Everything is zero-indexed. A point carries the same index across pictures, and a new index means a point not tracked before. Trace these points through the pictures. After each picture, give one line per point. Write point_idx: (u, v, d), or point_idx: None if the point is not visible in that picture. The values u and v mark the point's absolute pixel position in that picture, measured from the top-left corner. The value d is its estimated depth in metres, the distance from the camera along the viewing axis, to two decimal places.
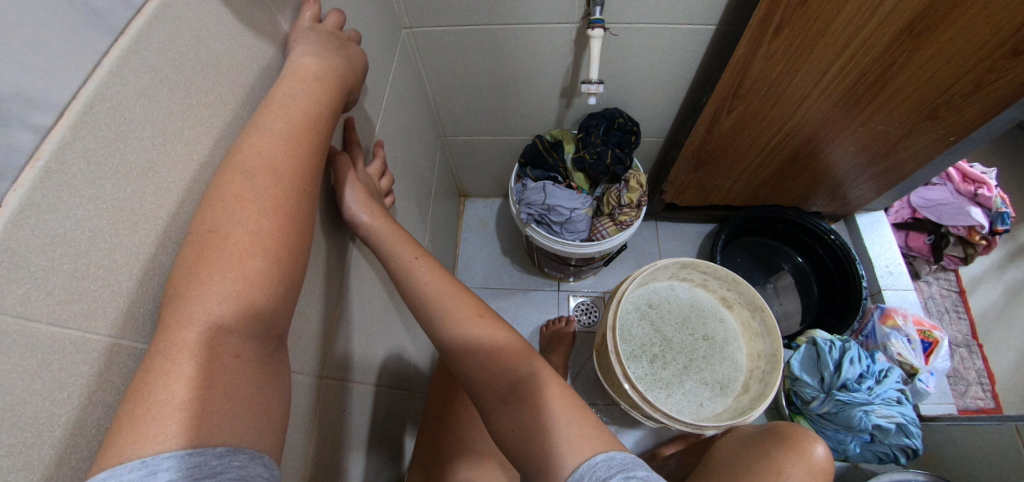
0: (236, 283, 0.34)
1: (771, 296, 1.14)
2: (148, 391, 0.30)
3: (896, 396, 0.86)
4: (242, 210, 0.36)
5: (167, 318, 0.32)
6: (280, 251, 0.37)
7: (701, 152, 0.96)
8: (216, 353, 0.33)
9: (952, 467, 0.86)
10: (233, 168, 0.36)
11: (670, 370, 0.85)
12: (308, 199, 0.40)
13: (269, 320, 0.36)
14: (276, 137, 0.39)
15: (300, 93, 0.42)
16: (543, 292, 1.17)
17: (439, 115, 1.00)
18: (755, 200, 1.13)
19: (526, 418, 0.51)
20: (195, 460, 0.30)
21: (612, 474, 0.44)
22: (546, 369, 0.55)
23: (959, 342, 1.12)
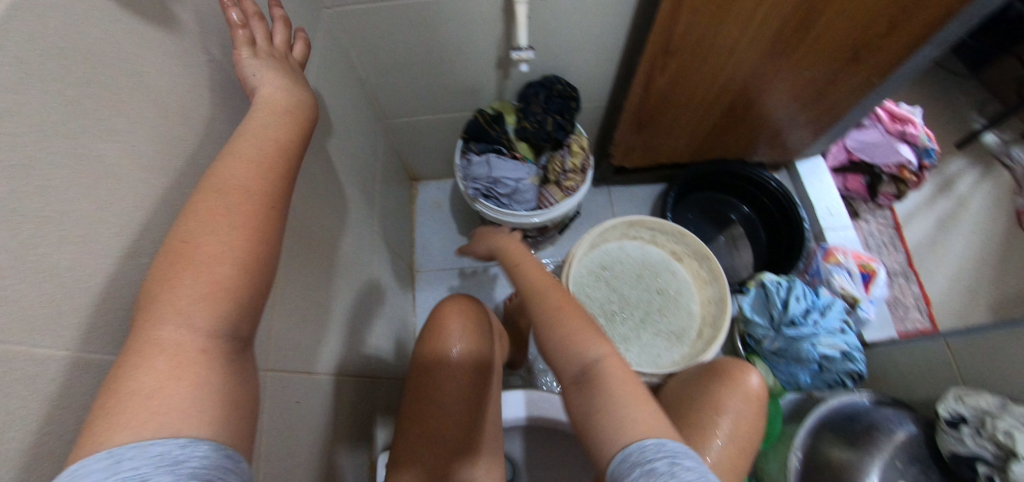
0: (206, 288, 0.32)
1: (724, 247, 1.17)
2: (120, 386, 0.29)
3: (841, 326, 0.91)
4: (213, 221, 0.34)
5: (143, 326, 0.31)
6: (253, 262, 0.34)
7: (641, 112, 0.96)
8: (191, 353, 0.31)
9: (893, 384, 0.93)
10: (208, 188, 0.35)
11: (628, 325, 0.87)
12: (281, 215, 0.38)
13: (236, 327, 0.34)
14: (252, 159, 0.38)
15: (276, 120, 0.42)
16: (503, 268, 1.18)
17: (376, 99, 0.98)
18: (701, 155, 1.15)
19: (593, 405, 0.46)
20: (161, 452, 0.27)
21: (657, 459, 0.39)
22: (616, 355, 0.50)
23: (896, 272, 1.18)
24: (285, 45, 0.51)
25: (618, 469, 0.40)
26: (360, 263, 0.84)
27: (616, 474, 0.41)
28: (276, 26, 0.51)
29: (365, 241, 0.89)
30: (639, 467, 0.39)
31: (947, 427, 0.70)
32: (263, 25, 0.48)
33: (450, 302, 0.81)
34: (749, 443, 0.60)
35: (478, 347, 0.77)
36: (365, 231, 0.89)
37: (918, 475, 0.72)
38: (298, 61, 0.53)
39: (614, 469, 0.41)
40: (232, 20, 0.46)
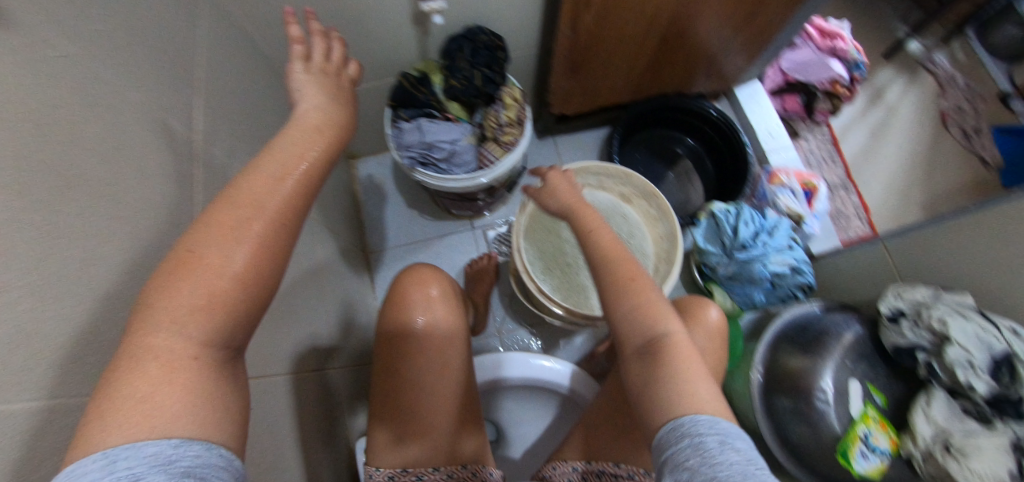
0: (203, 299, 0.32)
1: (673, 183, 1.17)
2: (109, 391, 0.29)
3: (788, 242, 0.93)
4: (220, 236, 0.33)
5: (145, 331, 0.31)
6: (253, 278, 0.34)
7: (573, 52, 0.87)
8: (191, 366, 0.31)
9: (837, 290, 0.97)
10: (221, 201, 0.35)
11: (585, 273, 0.87)
12: (289, 234, 0.37)
13: (228, 340, 0.34)
14: (269, 178, 0.37)
15: (301, 144, 0.41)
16: (458, 236, 1.14)
17: (289, 73, 0.88)
18: (640, 93, 1.08)
19: (653, 376, 0.45)
20: (153, 453, 0.27)
21: (707, 435, 0.38)
22: (685, 334, 0.48)
23: (836, 185, 1.22)
24: (340, 63, 0.54)
25: (667, 437, 0.40)
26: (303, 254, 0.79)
27: (664, 442, 0.40)
28: (334, 43, 0.55)
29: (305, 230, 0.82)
30: (688, 438, 0.39)
31: (888, 322, 0.74)
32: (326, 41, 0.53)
33: (420, 268, 0.76)
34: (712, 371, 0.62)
35: (449, 313, 0.72)
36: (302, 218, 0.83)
37: (864, 371, 0.76)
38: (351, 78, 0.55)
39: (662, 438, 0.41)
40: (293, 38, 0.50)
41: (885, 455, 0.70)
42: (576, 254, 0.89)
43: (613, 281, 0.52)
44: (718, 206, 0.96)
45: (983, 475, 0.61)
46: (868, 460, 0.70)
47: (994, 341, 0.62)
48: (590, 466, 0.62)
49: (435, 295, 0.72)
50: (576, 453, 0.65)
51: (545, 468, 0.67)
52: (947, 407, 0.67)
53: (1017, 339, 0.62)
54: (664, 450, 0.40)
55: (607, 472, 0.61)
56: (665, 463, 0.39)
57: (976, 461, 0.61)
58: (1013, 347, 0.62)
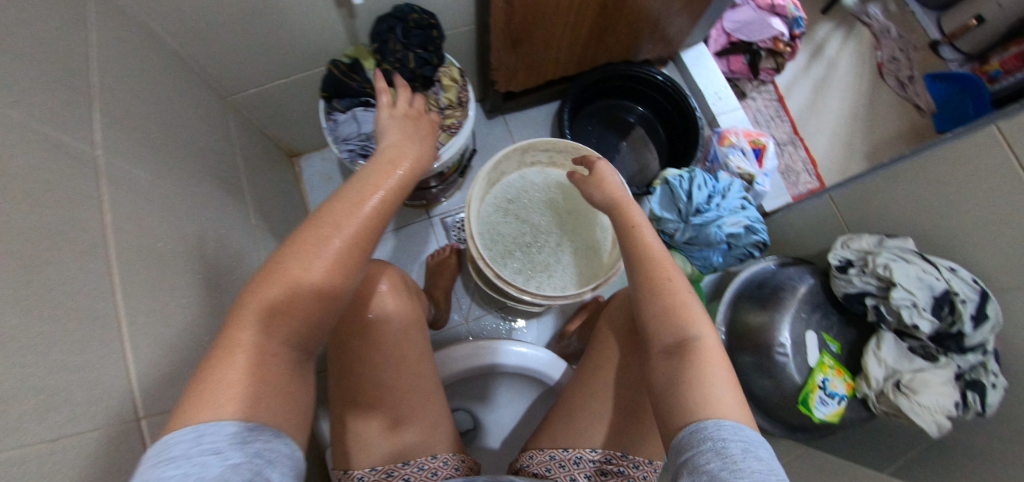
0: (285, 305, 0.38)
1: (627, 153, 1.15)
2: (210, 371, 0.35)
3: (742, 203, 0.93)
4: (307, 254, 0.40)
5: (246, 326, 0.37)
6: (327, 291, 0.40)
7: (512, 28, 0.82)
8: (277, 360, 0.38)
9: (792, 246, 0.99)
10: (309, 224, 0.42)
11: (544, 253, 0.86)
12: (358, 259, 0.43)
13: (307, 343, 0.41)
14: (346, 207, 0.44)
15: (376, 181, 0.48)
16: (416, 227, 1.10)
17: (207, 73, 0.80)
18: (586, 64, 1.04)
19: (680, 376, 0.46)
20: (228, 434, 0.32)
21: (730, 442, 0.39)
22: (714, 342, 0.49)
23: (784, 141, 1.21)
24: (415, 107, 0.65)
25: (689, 439, 0.41)
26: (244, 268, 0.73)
27: (684, 444, 0.41)
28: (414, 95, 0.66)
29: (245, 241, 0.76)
30: (711, 442, 0.40)
31: (838, 272, 0.75)
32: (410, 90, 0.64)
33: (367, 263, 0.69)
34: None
35: (404, 304, 0.67)
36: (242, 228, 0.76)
37: (819, 321, 0.78)
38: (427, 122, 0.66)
39: (683, 438, 0.42)
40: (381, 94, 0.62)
41: (843, 399, 0.73)
42: (535, 234, 0.87)
43: (652, 276, 0.53)
44: (670, 172, 0.96)
45: (932, 407, 0.64)
46: (827, 406, 0.73)
47: (934, 281, 0.65)
48: (567, 453, 0.60)
49: (385, 289, 0.66)
50: (550, 441, 0.63)
51: (519, 459, 0.65)
52: (897, 347, 0.71)
53: (954, 276, 0.65)
54: (685, 450, 0.41)
55: (584, 458, 0.59)
56: (684, 463, 0.40)
57: (924, 395, 0.65)
58: (951, 284, 0.65)
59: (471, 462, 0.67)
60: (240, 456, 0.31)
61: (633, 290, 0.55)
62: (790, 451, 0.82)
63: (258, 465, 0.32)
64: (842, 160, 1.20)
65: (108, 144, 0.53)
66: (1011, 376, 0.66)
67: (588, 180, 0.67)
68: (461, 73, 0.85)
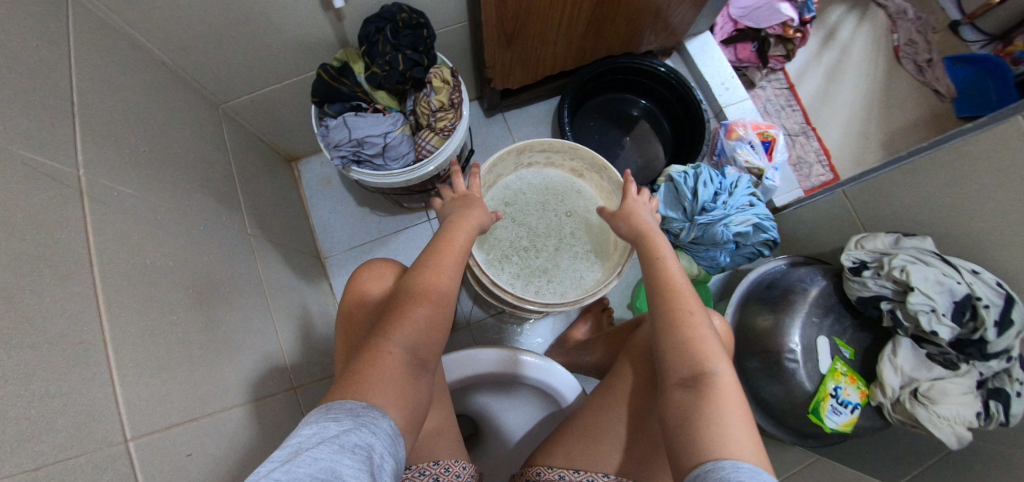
0: (399, 322, 0.54)
1: (631, 149, 1.11)
2: (352, 370, 0.48)
3: (750, 200, 0.88)
4: (419, 290, 0.57)
5: (387, 334, 0.52)
6: (429, 316, 0.56)
7: (505, 25, 0.79)
8: (402, 359, 0.52)
9: (804, 243, 0.95)
10: (420, 272, 0.60)
11: (544, 257, 0.84)
12: (449, 298, 0.59)
13: (425, 354, 0.55)
14: (443, 256, 0.62)
15: (459, 239, 0.65)
16: (416, 229, 1.08)
17: (197, 79, 0.78)
18: (585, 57, 1.00)
19: (696, 409, 0.46)
20: (352, 409, 0.43)
21: (745, 478, 0.38)
22: (733, 379, 0.48)
23: (796, 132, 1.16)
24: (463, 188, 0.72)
25: (705, 478, 0.40)
26: (239, 281, 0.71)
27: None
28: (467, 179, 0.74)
29: (240, 251, 0.75)
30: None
31: (851, 275, 0.71)
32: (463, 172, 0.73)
33: (377, 261, 0.67)
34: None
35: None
36: (237, 239, 0.75)
37: (831, 325, 0.75)
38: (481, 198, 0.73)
39: (697, 473, 0.41)
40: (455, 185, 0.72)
41: (857, 408, 0.70)
42: (535, 239, 0.85)
43: (673, 306, 0.54)
44: (675, 169, 0.92)
45: (951, 418, 0.61)
46: (840, 415, 0.70)
47: (955, 285, 0.61)
48: (578, 476, 0.58)
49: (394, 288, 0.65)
50: (560, 458, 0.61)
51: (524, 473, 0.63)
52: (914, 354, 0.67)
53: (978, 280, 0.61)
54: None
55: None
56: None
57: (944, 405, 0.62)
58: (973, 289, 0.61)
59: (472, 468, 0.64)
60: (350, 423, 0.41)
61: (653, 318, 0.55)
62: (803, 459, 0.78)
63: (364, 433, 0.41)
64: (859, 149, 1.14)
65: (93, 162, 0.51)
66: None
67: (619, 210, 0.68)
68: (452, 73, 0.81)
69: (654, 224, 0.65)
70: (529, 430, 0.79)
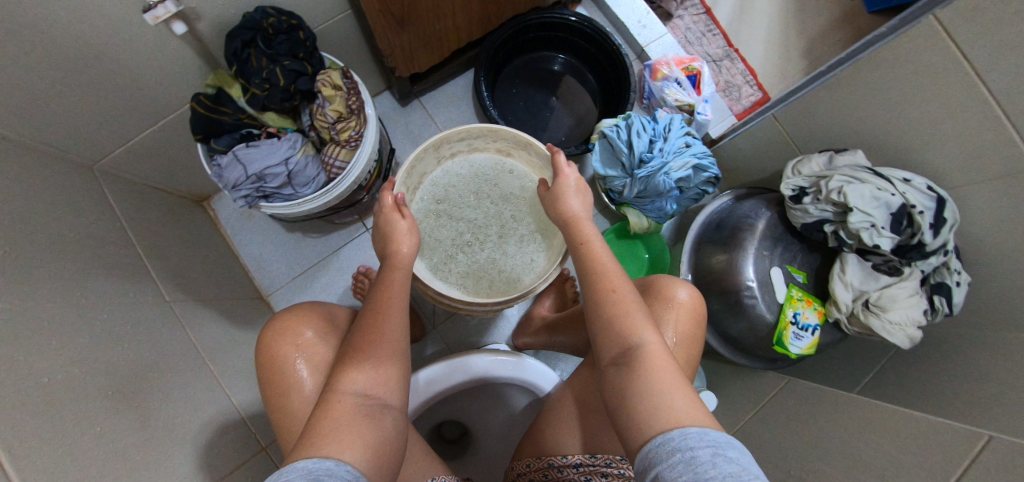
0: (349, 366, 0.50)
1: (560, 109, 1.05)
2: (314, 426, 0.44)
3: (686, 141, 0.85)
4: (373, 328, 0.54)
5: (341, 378, 0.49)
6: (386, 353, 0.53)
7: (391, 8, 0.70)
8: (357, 403, 0.47)
9: (744, 172, 0.94)
10: (368, 312, 0.57)
11: (489, 248, 0.80)
12: (403, 330, 0.56)
13: (387, 391, 0.51)
14: (386, 290, 0.59)
15: (402, 269, 0.62)
16: (356, 244, 1.02)
17: (59, 145, 0.67)
18: (491, 22, 0.91)
19: (628, 386, 0.43)
20: (305, 467, 0.38)
21: (699, 446, 0.35)
22: (661, 346, 0.45)
23: (719, 57, 1.12)
24: (394, 202, 0.67)
25: (656, 452, 0.37)
26: (167, 360, 0.65)
27: (651, 457, 0.37)
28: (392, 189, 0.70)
29: (160, 324, 0.68)
30: (679, 454, 0.35)
31: (793, 203, 0.71)
32: (388, 182, 0.68)
33: (283, 314, 0.66)
34: (682, 345, 0.60)
35: (333, 349, 0.65)
36: (152, 313, 0.68)
37: (781, 254, 0.75)
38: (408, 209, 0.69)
39: (647, 453, 0.38)
40: (388, 200, 0.67)
41: (816, 329, 0.71)
42: (476, 231, 0.81)
43: (596, 285, 0.51)
44: (605, 124, 0.87)
45: (902, 323, 0.63)
46: (802, 340, 0.71)
47: (889, 196, 0.62)
48: (567, 460, 0.59)
49: (309, 336, 0.64)
50: (551, 445, 0.61)
51: (515, 468, 0.65)
52: (861, 267, 0.69)
53: (909, 188, 0.62)
54: (653, 466, 0.37)
55: (585, 464, 0.57)
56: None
57: (894, 312, 0.63)
58: (907, 198, 0.61)
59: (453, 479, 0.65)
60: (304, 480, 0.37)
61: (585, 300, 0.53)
62: (775, 383, 0.81)
63: None
64: (783, 62, 1.12)
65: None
66: (975, 271, 0.65)
67: (549, 195, 0.65)
68: (344, 74, 0.73)
69: (580, 204, 0.63)
70: (512, 422, 0.79)
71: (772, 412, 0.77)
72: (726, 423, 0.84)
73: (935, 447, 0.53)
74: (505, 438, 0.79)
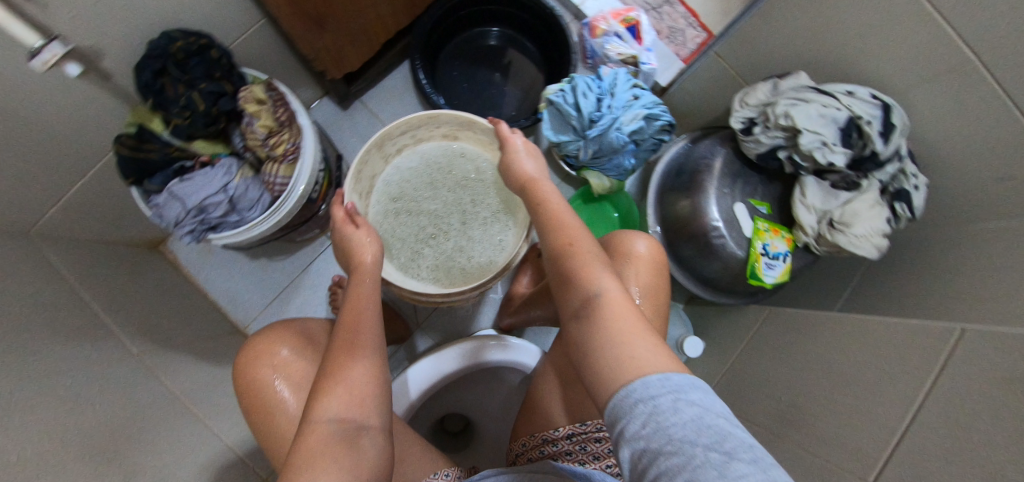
0: (325, 390, 0.48)
1: (505, 83, 1.02)
2: (294, 463, 0.42)
3: (634, 93, 0.83)
4: (347, 348, 0.53)
5: (313, 407, 0.47)
6: (365, 373, 0.51)
7: (304, 9, 0.67)
8: (332, 429, 0.45)
9: (697, 115, 0.93)
10: (341, 331, 0.55)
11: (454, 237, 0.79)
12: (378, 346, 0.55)
13: (363, 412, 0.48)
14: (356, 306, 0.57)
15: (370, 283, 0.60)
16: (324, 258, 1.00)
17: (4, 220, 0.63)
18: (415, 6, 0.87)
19: (590, 339, 0.41)
20: None
21: (660, 394, 0.33)
22: (621, 293, 0.43)
23: (658, 3, 1.03)
24: (347, 215, 0.66)
25: (619, 406, 0.35)
26: (148, 412, 0.63)
27: (615, 413, 0.35)
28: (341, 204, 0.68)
29: (133, 377, 0.66)
30: (642, 405, 0.33)
31: (744, 136, 0.71)
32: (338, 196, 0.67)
33: (255, 338, 0.64)
34: (646, 299, 0.59)
35: (312, 365, 0.63)
36: (122, 368, 0.66)
37: (742, 190, 0.75)
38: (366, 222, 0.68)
39: (612, 407, 0.36)
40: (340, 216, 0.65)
41: (787, 256, 0.72)
42: (439, 223, 0.79)
43: (552, 245, 0.50)
44: (549, 90, 0.84)
45: (867, 234, 0.63)
46: (774, 269, 0.71)
47: (835, 112, 0.61)
48: (560, 433, 0.58)
49: (286, 355, 0.62)
50: (542, 423, 0.61)
51: (513, 448, 0.65)
52: (820, 188, 0.68)
53: (854, 100, 0.62)
54: (618, 420, 0.34)
55: (576, 434, 0.57)
56: (620, 438, 0.34)
57: (858, 225, 0.64)
58: (852, 110, 0.61)
59: (457, 470, 0.65)
60: None
61: (546, 261, 0.51)
62: (757, 316, 0.82)
63: None
64: None
65: None
66: (930, 172, 0.66)
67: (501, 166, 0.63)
68: (267, 87, 0.70)
69: (534, 170, 0.60)
70: (508, 403, 0.79)
71: (758, 344, 0.78)
72: (716, 364, 0.85)
73: (911, 348, 0.54)
74: (504, 420, 0.80)
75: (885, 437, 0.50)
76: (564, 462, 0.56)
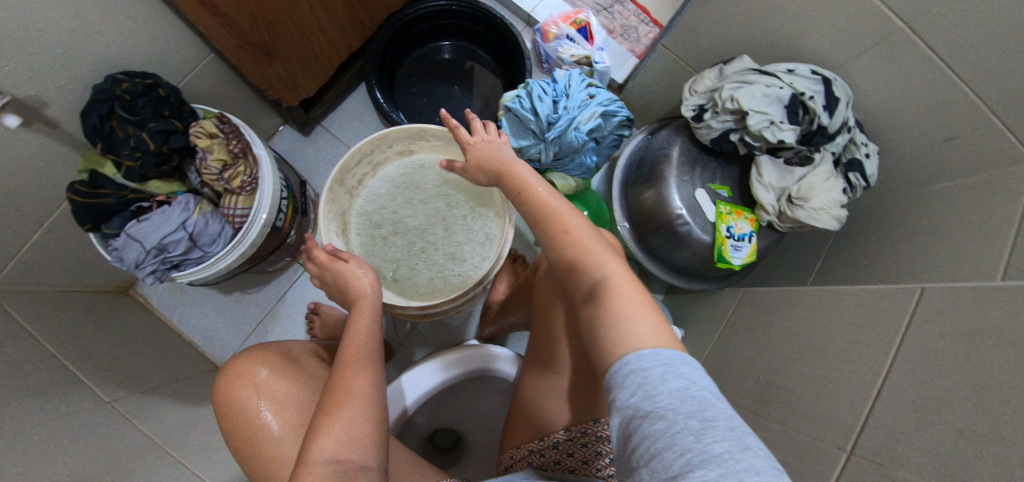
0: (322, 428, 0.47)
1: (464, 94, 1.03)
2: None
3: (589, 92, 0.84)
4: (344, 384, 0.51)
5: (308, 445, 0.46)
6: (366, 412, 0.50)
7: (251, 40, 0.67)
8: (327, 473, 0.44)
9: (654, 107, 0.95)
10: (341, 367, 0.54)
11: (442, 245, 0.78)
12: (378, 383, 0.54)
13: (362, 452, 0.47)
14: (354, 341, 0.56)
15: (366, 318, 0.59)
16: (299, 285, 0.99)
17: None
18: (365, 27, 0.88)
19: (595, 318, 0.41)
20: None
21: (653, 368, 0.34)
22: (626, 275, 0.43)
23: (609, 3, 1.05)
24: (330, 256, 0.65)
25: (616, 378, 0.35)
26: (124, 458, 0.62)
27: (610, 384, 0.36)
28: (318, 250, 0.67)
29: (107, 425, 0.65)
30: (635, 375, 0.34)
31: (696, 123, 0.72)
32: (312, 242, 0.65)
33: (233, 359, 0.62)
34: None
35: (292, 386, 0.62)
36: (95, 416, 0.64)
37: (702, 176, 0.76)
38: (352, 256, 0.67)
39: (611, 380, 0.36)
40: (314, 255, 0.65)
41: (752, 237, 0.73)
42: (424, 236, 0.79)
43: (550, 228, 0.48)
44: (505, 97, 0.85)
45: (825, 207, 0.65)
46: (741, 250, 0.72)
47: (779, 91, 0.63)
48: (545, 441, 0.57)
49: (265, 375, 0.61)
50: (526, 431, 0.61)
51: (502, 460, 0.64)
52: (775, 166, 0.69)
53: (795, 77, 0.63)
54: (613, 391, 0.35)
55: (562, 441, 0.56)
56: (611, 407, 0.35)
57: (816, 199, 0.65)
58: (794, 88, 0.63)
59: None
60: None
61: (542, 246, 0.49)
62: (733, 298, 0.83)
63: None
64: None
65: None
66: (880, 140, 0.67)
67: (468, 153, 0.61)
68: (219, 119, 0.70)
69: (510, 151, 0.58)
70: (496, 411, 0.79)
71: (736, 325, 0.78)
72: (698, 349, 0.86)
73: (875, 312, 0.55)
74: (494, 430, 0.79)
75: (862, 400, 0.50)
76: (554, 471, 0.55)
